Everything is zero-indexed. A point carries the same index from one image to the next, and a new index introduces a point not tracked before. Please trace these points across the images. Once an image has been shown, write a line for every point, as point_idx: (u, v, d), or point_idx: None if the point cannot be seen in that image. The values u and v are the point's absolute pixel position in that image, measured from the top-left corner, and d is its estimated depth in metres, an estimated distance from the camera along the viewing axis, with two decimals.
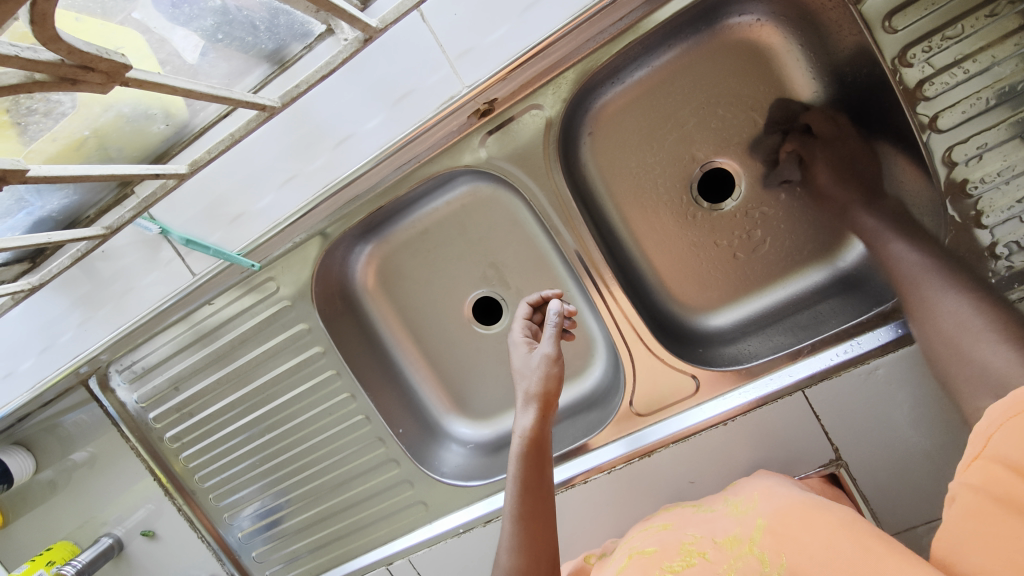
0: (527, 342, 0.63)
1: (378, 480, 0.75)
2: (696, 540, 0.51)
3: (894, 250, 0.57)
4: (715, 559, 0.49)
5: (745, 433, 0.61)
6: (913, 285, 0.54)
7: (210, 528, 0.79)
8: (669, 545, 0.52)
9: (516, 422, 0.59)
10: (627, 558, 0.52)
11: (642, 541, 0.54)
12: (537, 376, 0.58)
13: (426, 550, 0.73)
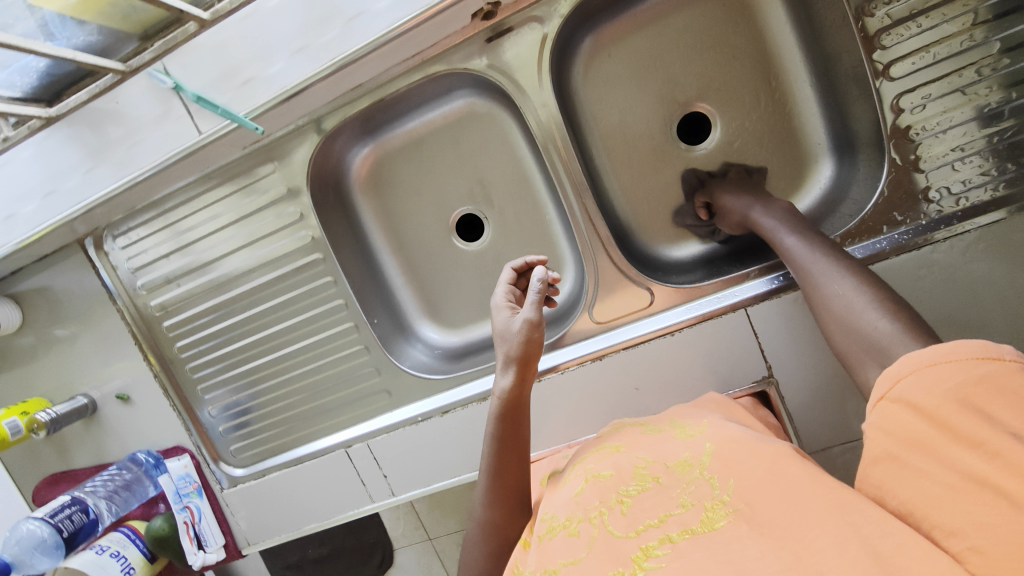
0: (509, 306, 0.67)
1: (348, 366, 0.79)
2: (650, 465, 0.54)
3: (788, 246, 0.60)
4: (668, 482, 0.51)
5: (688, 345, 0.67)
6: (805, 273, 0.57)
7: (183, 398, 0.84)
8: (623, 470, 0.54)
9: (496, 383, 0.63)
10: (584, 480, 0.55)
11: (597, 464, 0.57)
12: (519, 339, 0.61)
13: (385, 435, 0.78)
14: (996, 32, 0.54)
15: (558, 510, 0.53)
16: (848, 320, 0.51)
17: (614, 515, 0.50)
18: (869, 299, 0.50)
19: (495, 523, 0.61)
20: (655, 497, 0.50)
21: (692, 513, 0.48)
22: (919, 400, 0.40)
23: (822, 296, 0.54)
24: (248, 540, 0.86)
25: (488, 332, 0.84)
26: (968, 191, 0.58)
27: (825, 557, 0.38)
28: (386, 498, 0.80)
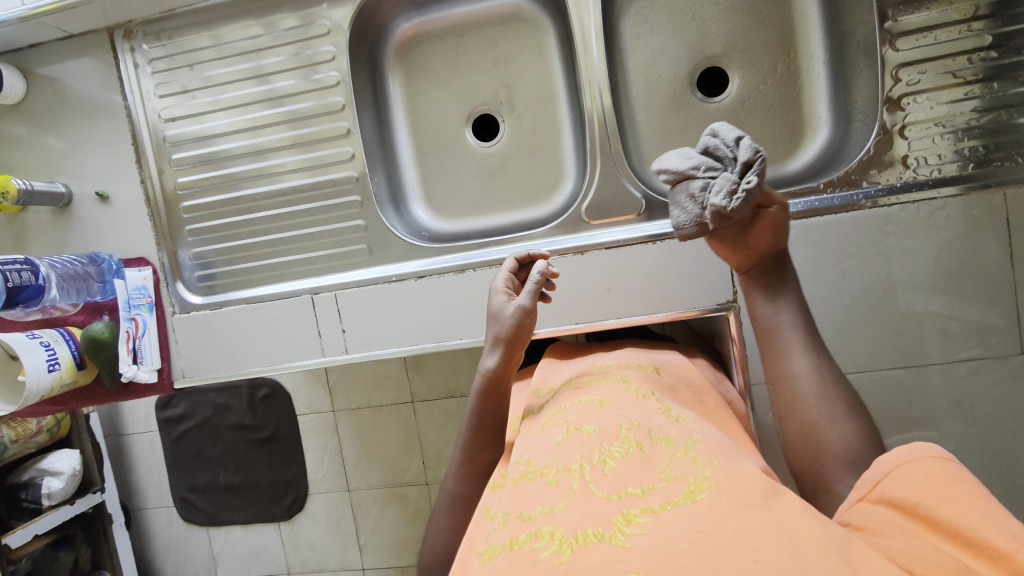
0: (506, 292, 0.69)
1: (337, 216, 0.80)
2: (634, 430, 0.53)
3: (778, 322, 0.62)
4: (649, 452, 0.50)
5: (666, 255, 0.70)
6: (785, 351, 0.60)
7: (161, 209, 0.83)
8: (607, 429, 0.53)
9: (482, 361, 0.68)
10: (566, 433, 0.55)
11: (582, 417, 0.57)
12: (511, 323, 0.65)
13: (354, 290, 0.78)
14: (990, 28, 0.62)
15: (535, 460, 0.55)
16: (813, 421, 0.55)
17: (595, 472, 0.48)
18: (841, 405, 0.55)
19: (463, 495, 0.65)
20: (639, 465, 0.48)
21: (676, 486, 0.45)
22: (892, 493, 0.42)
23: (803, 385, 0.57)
24: (184, 372, 0.84)
25: (477, 227, 0.87)
26: (941, 164, 0.65)
27: (816, 553, 0.37)
28: (338, 355, 0.79)
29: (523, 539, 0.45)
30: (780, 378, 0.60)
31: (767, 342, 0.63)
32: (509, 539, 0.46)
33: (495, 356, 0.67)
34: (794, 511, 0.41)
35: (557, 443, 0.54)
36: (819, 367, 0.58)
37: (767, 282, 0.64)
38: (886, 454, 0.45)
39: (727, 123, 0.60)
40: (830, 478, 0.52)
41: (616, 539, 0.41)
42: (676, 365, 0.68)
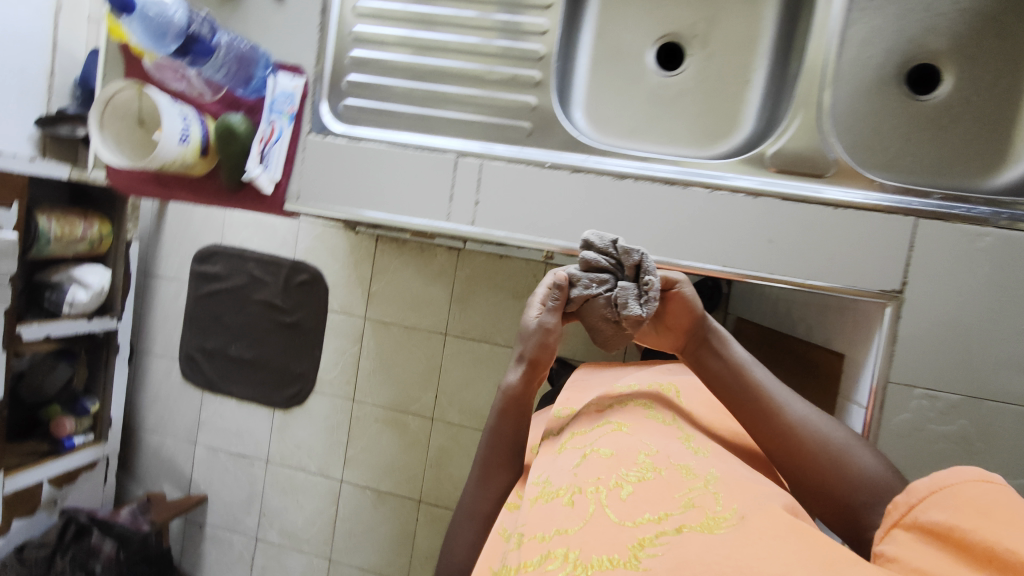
0: (540, 304, 0.80)
1: (509, 88, 0.77)
2: (653, 458, 0.71)
3: (748, 375, 0.77)
4: (670, 479, 0.67)
5: (845, 223, 0.68)
6: (766, 413, 0.75)
7: (331, 25, 0.79)
8: (629, 458, 0.71)
9: (506, 375, 0.83)
10: (595, 457, 0.73)
11: (608, 446, 0.75)
12: (534, 343, 0.79)
13: (502, 164, 0.75)
14: None
15: (553, 480, 0.73)
16: (840, 459, 0.70)
17: (613, 497, 0.66)
18: (841, 438, 0.71)
19: (487, 510, 0.81)
20: (654, 483, 0.67)
21: (691, 513, 0.61)
22: (929, 515, 0.51)
23: (809, 433, 0.72)
24: (298, 195, 0.80)
25: (633, 144, 0.84)
26: None
27: (813, 561, 0.48)
28: (463, 225, 0.76)
29: (554, 556, 0.61)
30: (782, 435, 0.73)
31: (746, 411, 0.76)
32: (541, 557, 0.61)
33: (517, 373, 0.82)
34: (809, 533, 0.54)
35: (572, 463, 0.74)
36: (800, 413, 0.74)
37: (710, 351, 0.81)
38: (922, 482, 0.54)
39: (605, 229, 0.70)
40: (858, 505, 0.67)
41: (632, 562, 0.56)
42: (694, 394, 0.88)
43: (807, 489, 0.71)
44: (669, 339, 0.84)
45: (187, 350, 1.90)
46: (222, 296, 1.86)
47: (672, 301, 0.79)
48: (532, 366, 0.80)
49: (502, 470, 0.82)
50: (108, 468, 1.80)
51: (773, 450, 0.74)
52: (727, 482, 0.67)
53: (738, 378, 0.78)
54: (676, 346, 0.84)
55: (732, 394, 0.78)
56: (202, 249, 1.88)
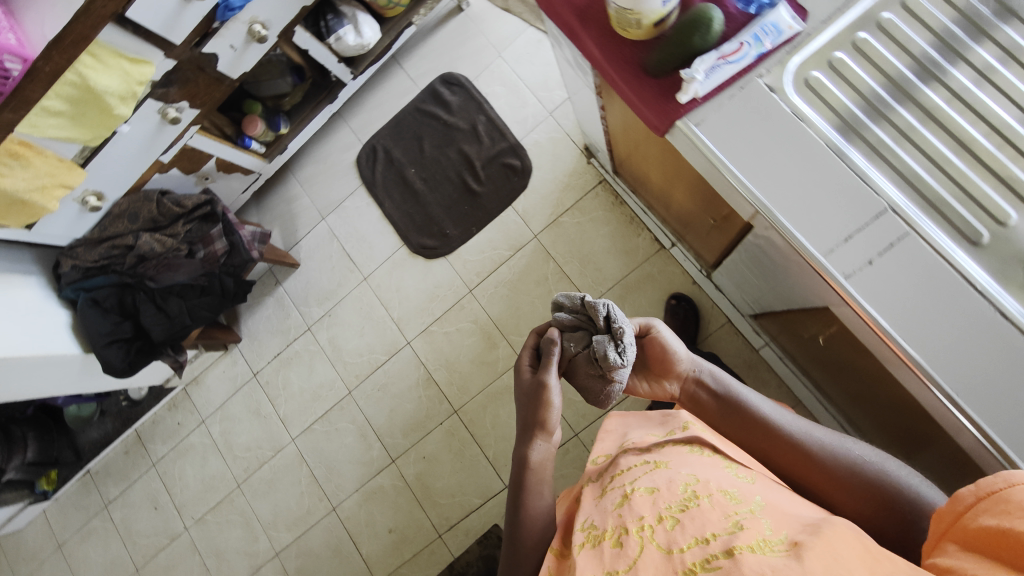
0: (528, 366, 0.96)
1: (997, 187, 0.66)
2: (697, 484, 0.75)
3: (751, 408, 0.88)
4: (716, 501, 0.71)
5: None
6: (788, 444, 0.83)
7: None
8: (670, 488, 0.76)
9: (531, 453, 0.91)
10: (639, 493, 0.77)
11: (650, 480, 0.79)
12: (540, 405, 0.90)
13: (929, 250, 0.65)
14: None
15: (601, 525, 0.76)
16: (863, 472, 0.77)
17: (659, 530, 0.69)
18: (868, 459, 0.79)
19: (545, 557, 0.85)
20: (703, 507, 0.70)
21: (743, 532, 0.64)
22: (975, 523, 0.51)
23: (832, 454, 0.80)
24: (697, 122, 0.73)
25: None
26: None
27: None
28: (835, 271, 0.67)
29: None
30: (805, 455, 0.82)
31: (775, 448, 0.85)
32: None
33: (544, 438, 0.91)
34: (864, 553, 0.57)
35: (618, 503, 0.78)
36: (816, 440, 0.82)
37: (700, 388, 0.93)
38: (962, 490, 0.54)
39: (568, 292, 0.93)
40: (897, 501, 0.74)
41: None
42: None
43: (856, 504, 0.77)
44: (663, 385, 0.95)
45: (374, 141, 1.89)
46: (438, 123, 1.84)
47: (648, 344, 0.93)
48: (541, 427, 0.91)
49: (535, 505, 0.88)
50: (253, 182, 1.85)
51: (808, 475, 0.82)
52: (771, 508, 0.69)
53: (746, 416, 0.88)
54: (681, 392, 0.95)
55: (749, 429, 0.88)
56: (452, 73, 1.83)
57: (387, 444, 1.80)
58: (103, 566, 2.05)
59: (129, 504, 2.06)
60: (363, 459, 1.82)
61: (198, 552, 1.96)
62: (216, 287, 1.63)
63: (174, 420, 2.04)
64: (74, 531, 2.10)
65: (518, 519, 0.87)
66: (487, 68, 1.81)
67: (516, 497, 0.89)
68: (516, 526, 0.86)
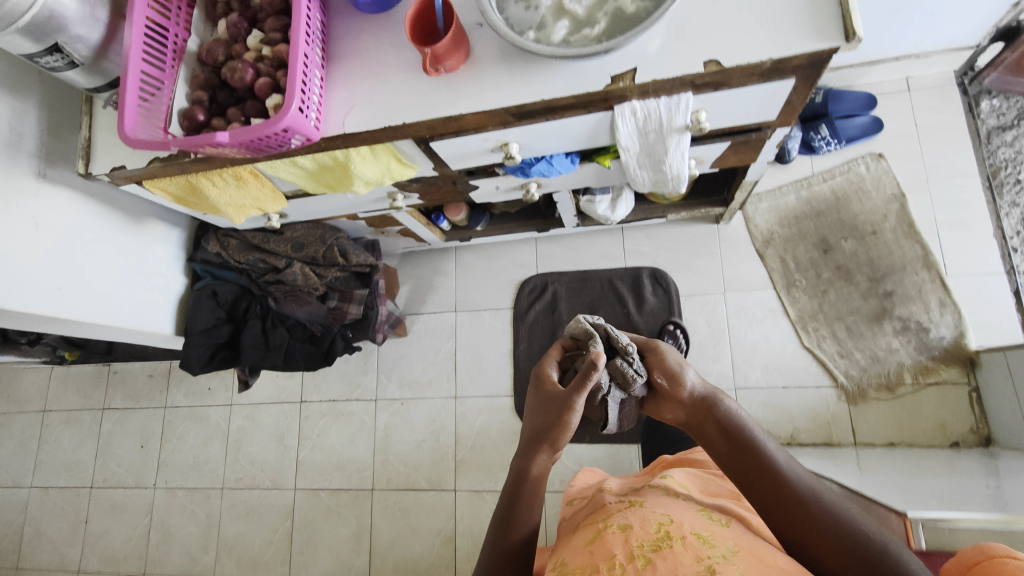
0: (546, 380, 0.82)
1: None
2: (671, 527, 0.75)
3: (762, 448, 0.72)
4: (693, 544, 0.71)
5: None
6: (782, 495, 0.69)
7: None
8: (649, 531, 0.75)
9: (536, 462, 0.80)
10: (619, 529, 0.76)
11: (632, 518, 0.79)
12: (551, 418, 0.78)
13: None
14: None
15: (574, 561, 0.75)
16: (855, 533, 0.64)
17: (634, 566, 0.68)
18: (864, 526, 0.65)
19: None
20: (676, 550, 0.70)
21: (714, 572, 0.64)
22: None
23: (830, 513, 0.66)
24: None
25: None
26: None
27: None
28: None
29: None
30: (796, 505, 0.67)
31: (772, 493, 0.69)
32: None
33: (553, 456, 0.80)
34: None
35: (591, 540, 0.78)
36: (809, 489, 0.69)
37: (710, 412, 0.77)
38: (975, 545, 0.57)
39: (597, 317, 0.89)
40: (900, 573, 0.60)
41: None
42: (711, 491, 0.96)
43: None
44: (675, 408, 0.81)
45: (549, 279, 1.73)
46: (620, 310, 1.65)
47: (652, 359, 0.83)
48: (551, 444, 0.79)
49: (529, 514, 0.78)
50: (418, 245, 1.72)
51: (802, 527, 0.66)
52: (747, 555, 0.68)
53: (745, 453, 0.73)
54: (686, 418, 0.80)
55: (747, 478, 0.72)
56: (665, 275, 1.64)
57: (374, 564, 1.66)
58: (67, 460, 2.01)
59: (123, 425, 1.99)
60: (343, 559, 1.69)
61: (150, 517, 1.88)
62: (324, 343, 1.49)
63: (206, 383, 1.95)
64: (63, 409, 2.06)
65: (500, 538, 0.76)
66: (703, 294, 1.61)
67: (506, 505, 0.78)
68: (504, 527, 0.76)
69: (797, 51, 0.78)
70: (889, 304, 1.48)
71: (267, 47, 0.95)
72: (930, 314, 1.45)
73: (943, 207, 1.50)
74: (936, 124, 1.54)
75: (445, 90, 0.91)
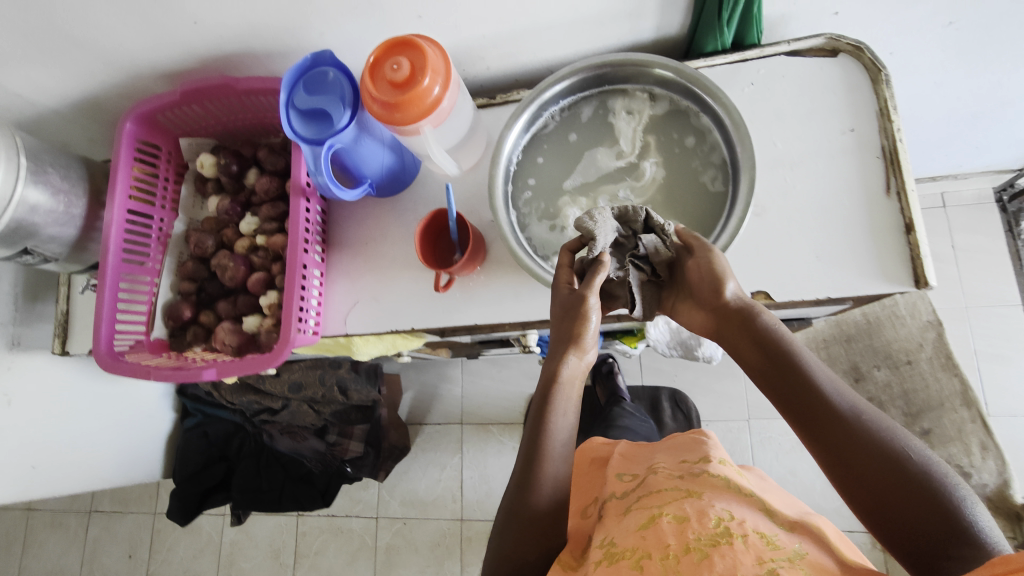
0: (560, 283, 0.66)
1: None
2: (731, 518, 0.60)
3: (805, 361, 0.58)
4: (759, 542, 0.56)
5: None
6: (827, 413, 0.55)
7: None
8: (700, 516, 0.60)
9: (568, 365, 0.63)
10: (664, 517, 0.62)
11: (676, 508, 0.63)
12: (564, 323, 0.63)
13: None
14: None
15: (622, 543, 0.62)
16: (906, 458, 0.51)
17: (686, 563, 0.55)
18: (916, 453, 0.51)
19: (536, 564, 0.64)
20: (736, 548, 0.55)
21: None
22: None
23: (881, 438, 0.52)
24: None
25: None
26: None
27: None
28: None
29: None
30: (844, 426, 0.53)
31: (818, 417, 0.55)
32: None
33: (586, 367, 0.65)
34: None
35: (641, 524, 0.63)
36: (859, 408, 0.54)
37: (746, 315, 0.61)
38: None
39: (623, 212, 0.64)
40: (948, 507, 0.48)
41: None
42: (767, 484, 0.76)
43: (903, 512, 0.49)
44: (692, 314, 0.66)
45: None
46: None
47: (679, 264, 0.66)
48: (573, 348, 0.63)
49: (551, 474, 0.61)
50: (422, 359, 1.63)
51: (850, 454, 0.52)
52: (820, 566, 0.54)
53: (783, 367, 0.58)
54: (708, 326, 0.65)
55: (784, 398, 0.57)
56: (685, 397, 1.43)
57: None
58: (53, 565, 1.92)
59: (111, 530, 1.89)
60: None
61: None
62: (320, 482, 1.40)
63: None
64: (49, 511, 1.96)
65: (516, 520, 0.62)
66: (725, 421, 1.52)
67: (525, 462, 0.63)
68: (529, 483, 0.61)
69: (858, 292, 0.69)
70: (928, 442, 1.39)
71: (261, 235, 0.86)
72: (972, 457, 1.36)
73: (983, 338, 1.41)
74: (974, 247, 1.45)
75: (458, 292, 0.82)
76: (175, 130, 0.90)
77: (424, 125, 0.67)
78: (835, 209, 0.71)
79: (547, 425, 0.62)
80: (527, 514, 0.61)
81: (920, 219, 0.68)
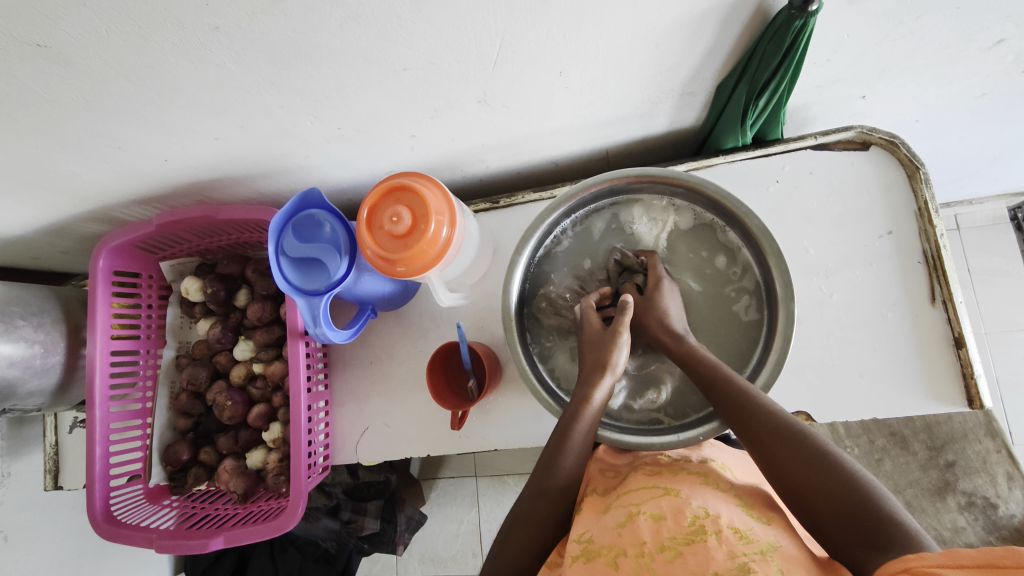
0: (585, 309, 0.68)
1: None
2: (705, 514, 0.49)
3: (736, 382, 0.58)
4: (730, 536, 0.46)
5: None
6: (753, 425, 0.54)
7: None
8: (676, 513, 0.50)
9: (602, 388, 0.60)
10: (631, 514, 0.52)
11: (651, 503, 0.53)
12: (598, 347, 0.62)
13: None
14: None
15: (596, 539, 0.51)
16: (831, 467, 0.48)
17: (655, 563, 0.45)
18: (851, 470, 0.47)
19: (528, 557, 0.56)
20: (709, 545, 0.45)
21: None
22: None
23: (810, 452, 0.50)
24: None
25: None
26: None
27: None
28: None
29: None
30: (771, 437, 0.52)
31: (747, 430, 0.54)
32: None
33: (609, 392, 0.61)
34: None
35: (619, 521, 0.52)
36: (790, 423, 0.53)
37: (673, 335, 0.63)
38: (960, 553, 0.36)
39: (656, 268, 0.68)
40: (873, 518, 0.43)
41: None
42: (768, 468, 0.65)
43: (831, 521, 0.46)
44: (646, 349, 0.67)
45: None
46: None
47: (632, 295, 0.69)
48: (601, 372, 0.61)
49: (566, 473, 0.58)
50: None
51: (778, 463, 0.51)
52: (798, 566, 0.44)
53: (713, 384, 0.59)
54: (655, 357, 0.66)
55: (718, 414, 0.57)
56: None
57: None
58: None
59: None
60: None
61: None
62: (341, 561, 1.34)
63: None
64: None
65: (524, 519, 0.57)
66: None
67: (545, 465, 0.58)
68: (548, 477, 0.57)
69: (907, 413, 0.65)
70: (951, 476, 1.06)
71: (258, 363, 0.80)
72: (995, 487, 1.05)
73: (1003, 366, 1.39)
74: (991, 270, 1.41)
75: (476, 416, 0.77)
76: (155, 254, 0.84)
77: (433, 270, 0.61)
78: (877, 322, 0.66)
79: (570, 442, 0.57)
80: (542, 509, 0.57)
81: (970, 333, 0.63)
